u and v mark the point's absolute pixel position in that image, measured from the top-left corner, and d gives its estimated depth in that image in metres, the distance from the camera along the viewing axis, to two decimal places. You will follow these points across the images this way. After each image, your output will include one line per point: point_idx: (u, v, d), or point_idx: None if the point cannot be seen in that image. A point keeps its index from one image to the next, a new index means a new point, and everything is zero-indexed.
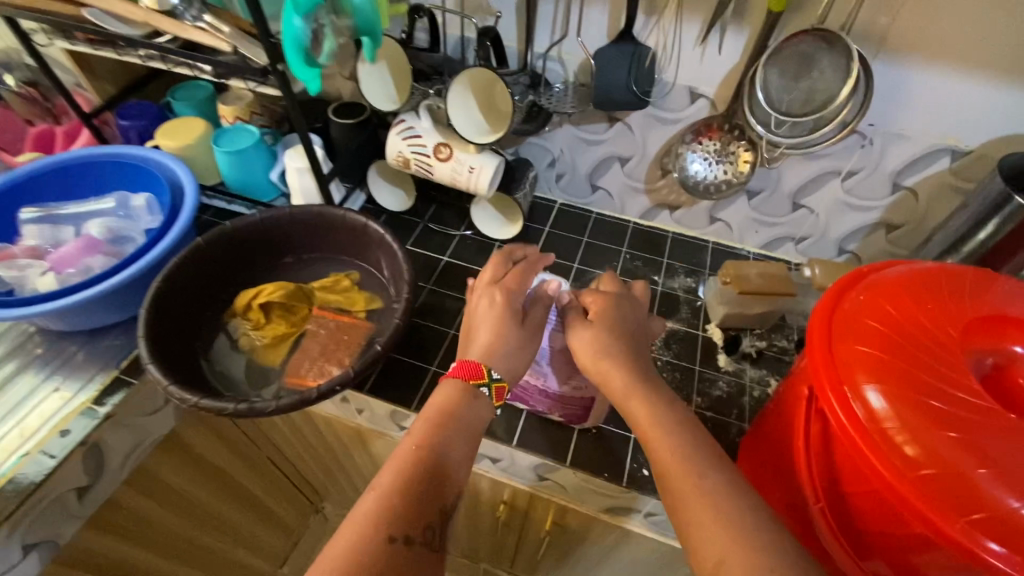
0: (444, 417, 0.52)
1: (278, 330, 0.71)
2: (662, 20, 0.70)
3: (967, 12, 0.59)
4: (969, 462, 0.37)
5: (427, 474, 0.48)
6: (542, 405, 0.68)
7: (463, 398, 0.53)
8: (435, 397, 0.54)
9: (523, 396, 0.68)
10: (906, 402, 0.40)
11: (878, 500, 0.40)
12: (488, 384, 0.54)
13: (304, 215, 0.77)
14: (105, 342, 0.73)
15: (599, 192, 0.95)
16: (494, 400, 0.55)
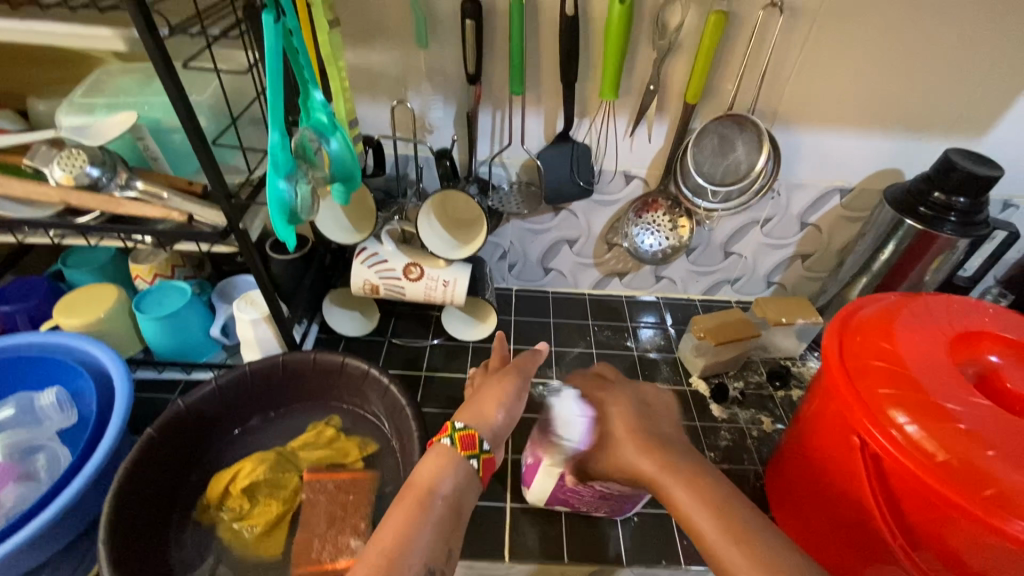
0: (420, 495, 0.43)
1: (269, 512, 0.61)
2: (593, 119, 0.76)
3: (833, 91, 0.73)
4: (1015, 472, 0.42)
5: (403, 557, 0.39)
6: (590, 505, 0.65)
7: (434, 462, 0.45)
8: (417, 472, 0.45)
9: (566, 499, 0.64)
10: (942, 430, 0.45)
11: (949, 520, 0.45)
12: (452, 435, 0.47)
13: (269, 370, 0.69)
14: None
15: (552, 273, 0.98)
16: (464, 452, 0.46)
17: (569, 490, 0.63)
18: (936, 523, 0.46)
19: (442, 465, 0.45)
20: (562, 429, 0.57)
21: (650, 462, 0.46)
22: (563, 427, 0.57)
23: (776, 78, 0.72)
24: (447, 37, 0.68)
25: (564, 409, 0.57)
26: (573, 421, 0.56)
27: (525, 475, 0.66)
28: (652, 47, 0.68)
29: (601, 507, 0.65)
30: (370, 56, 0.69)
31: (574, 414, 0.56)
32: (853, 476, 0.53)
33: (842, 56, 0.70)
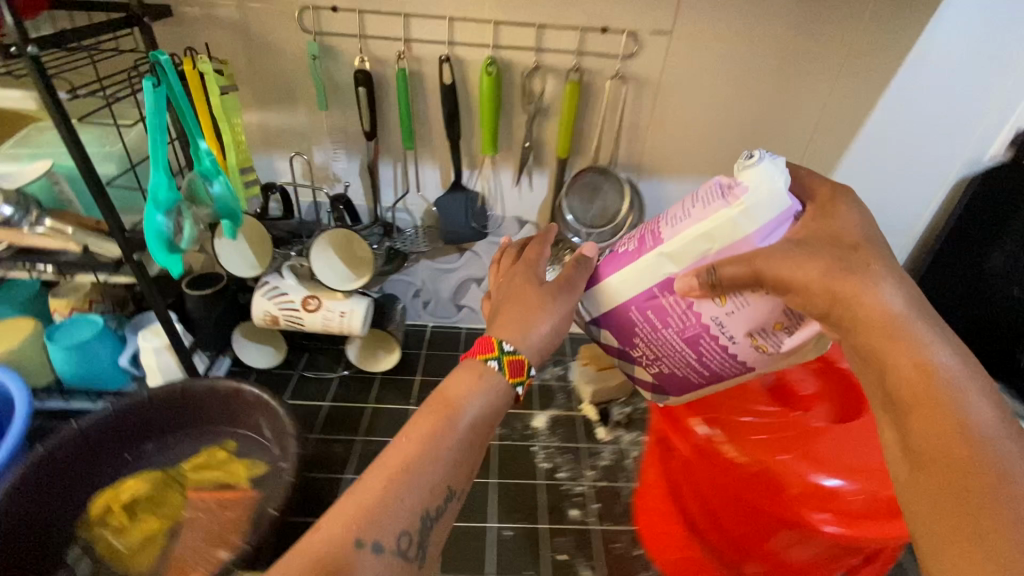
0: (443, 407, 0.47)
1: (147, 528, 0.64)
2: (482, 171, 0.86)
3: (684, 148, 0.85)
4: (773, 453, 0.49)
5: (416, 473, 0.44)
6: (656, 348, 0.52)
7: (472, 380, 0.48)
8: (449, 383, 0.49)
9: (652, 335, 0.52)
10: (746, 444, 0.51)
11: (745, 509, 0.53)
12: (499, 357, 0.49)
13: (166, 395, 0.73)
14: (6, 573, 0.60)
15: (464, 309, 1.05)
16: (510, 377, 0.49)
17: (646, 308, 0.51)
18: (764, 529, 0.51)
19: (477, 377, 0.49)
20: (748, 192, 0.43)
21: (847, 287, 0.41)
22: (746, 195, 0.43)
23: (634, 137, 0.83)
24: (346, 100, 0.78)
25: (766, 174, 0.43)
26: (773, 193, 0.43)
27: (614, 260, 0.53)
28: (523, 111, 0.80)
29: (661, 359, 0.53)
30: (281, 117, 0.80)
31: (783, 187, 0.43)
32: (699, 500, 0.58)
33: (687, 119, 0.82)
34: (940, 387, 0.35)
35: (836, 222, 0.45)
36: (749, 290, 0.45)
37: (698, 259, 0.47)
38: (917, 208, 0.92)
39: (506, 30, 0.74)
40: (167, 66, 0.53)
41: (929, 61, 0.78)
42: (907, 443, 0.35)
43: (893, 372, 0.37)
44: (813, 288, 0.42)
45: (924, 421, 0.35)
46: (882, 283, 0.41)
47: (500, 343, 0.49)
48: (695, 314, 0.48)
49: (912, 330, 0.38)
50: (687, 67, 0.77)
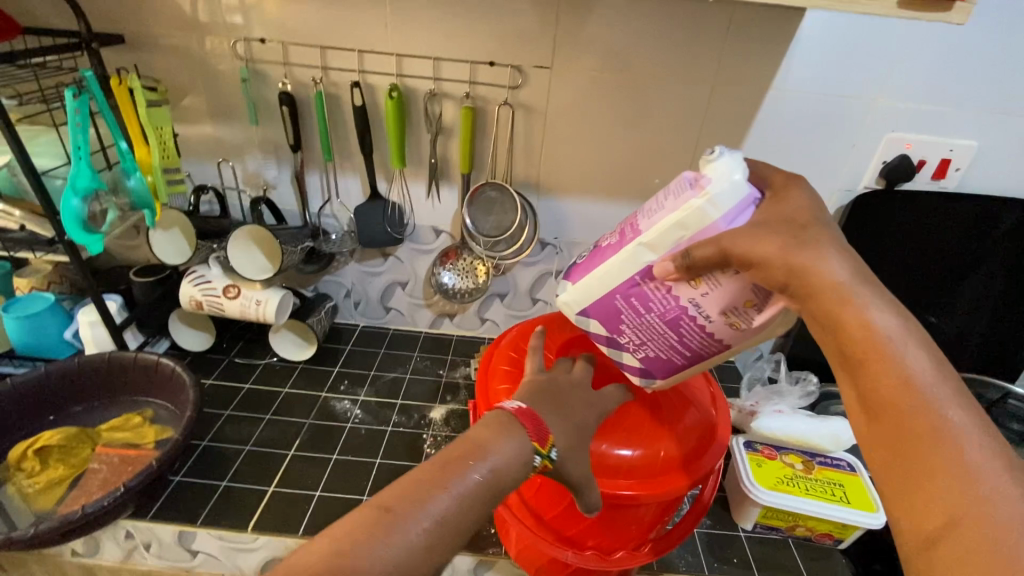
0: (469, 450, 0.46)
1: (53, 473, 0.74)
2: (397, 182, 0.97)
3: (576, 170, 0.94)
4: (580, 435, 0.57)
5: (429, 503, 0.41)
6: (642, 333, 0.51)
7: (501, 434, 0.48)
8: (478, 431, 0.48)
9: (635, 324, 0.51)
10: None
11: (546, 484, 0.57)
12: (543, 454, 0.49)
13: (95, 362, 0.84)
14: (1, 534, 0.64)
15: (392, 311, 1.13)
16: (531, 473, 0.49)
17: (626, 296, 0.50)
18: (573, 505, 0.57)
19: (517, 447, 0.47)
20: (710, 183, 0.43)
21: (799, 260, 0.40)
22: (712, 184, 0.43)
23: (527, 159, 0.93)
24: (276, 117, 0.91)
25: (727, 166, 0.43)
26: (733, 183, 0.43)
27: (582, 266, 0.53)
28: (427, 132, 0.91)
29: (648, 345, 0.52)
30: (221, 130, 0.93)
31: (741, 176, 0.43)
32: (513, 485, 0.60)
33: (574, 145, 0.92)
34: (883, 345, 0.37)
35: (790, 205, 0.44)
36: (724, 272, 0.44)
37: (673, 246, 0.46)
38: None
39: (408, 61, 0.86)
40: (91, 81, 0.67)
41: (790, 96, 0.86)
42: (863, 395, 0.38)
43: (843, 334, 0.38)
44: (774, 264, 0.41)
45: (874, 379, 0.37)
46: (829, 253, 0.40)
47: (550, 447, 0.49)
48: (674, 297, 0.47)
49: (855, 293, 0.39)
50: (568, 97, 0.88)
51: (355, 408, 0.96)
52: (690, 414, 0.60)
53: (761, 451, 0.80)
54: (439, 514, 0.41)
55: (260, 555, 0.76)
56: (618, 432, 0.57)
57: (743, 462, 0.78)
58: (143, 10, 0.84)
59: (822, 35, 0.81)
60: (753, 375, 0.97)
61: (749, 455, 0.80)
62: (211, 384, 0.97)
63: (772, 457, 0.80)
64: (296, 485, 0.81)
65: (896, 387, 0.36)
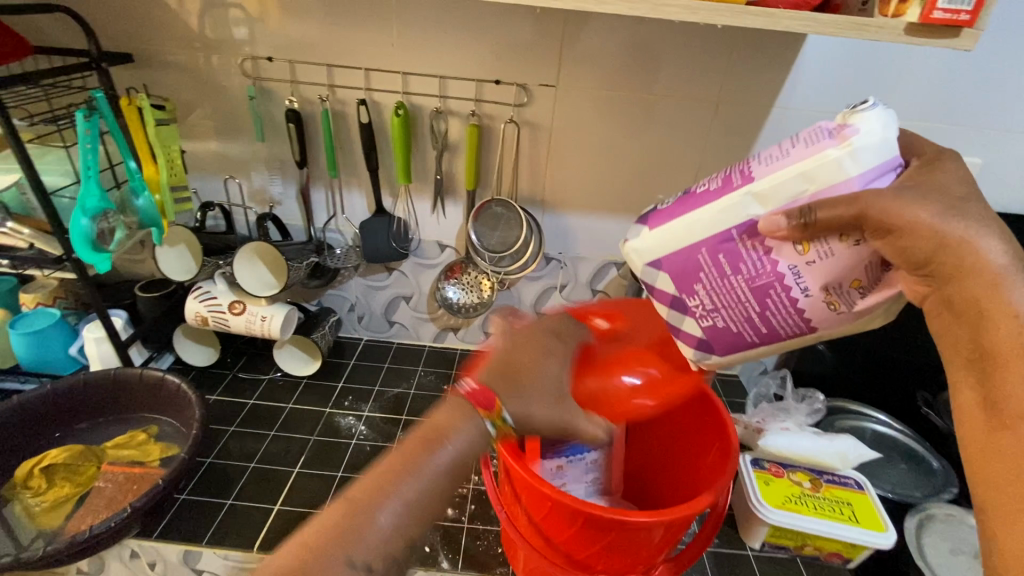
0: (429, 436, 0.45)
1: (60, 492, 0.73)
2: (402, 199, 0.97)
3: (582, 186, 0.94)
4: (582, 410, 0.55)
5: (388, 496, 0.42)
6: (717, 296, 0.43)
7: (459, 416, 0.46)
8: (437, 414, 0.47)
9: (716, 287, 0.43)
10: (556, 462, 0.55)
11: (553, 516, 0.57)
12: (496, 425, 0.46)
13: (101, 378, 0.84)
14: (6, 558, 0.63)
15: (395, 325, 1.13)
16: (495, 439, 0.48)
17: (711, 253, 0.43)
18: (581, 534, 0.57)
19: (468, 426, 0.46)
20: (859, 134, 0.38)
21: (955, 237, 0.38)
22: (862, 134, 0.38)
23: (533, 174, 0.94)
24: (282, 134, 0.92)
25: (879, 119, 0.38)
26: (884, 142, 0.38)
27: (659, 214, 0.46)
28: (433, 148, 0.91)
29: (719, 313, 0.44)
30: (227, 147, 0.94)
31: (891, 138, 0.38)
32: (525, 512, 0.61)
33: (580, 160, 0.92)
34: None
35: (939, 177, 0.40)
36: (838, 234, 0.39)
37: (788, 202, 0.40)
38: None
39: (414, 80, 0.87)
40: (102, 103, 0.67)
41: (795, 114, 0.86)
42: (991, 399, 0.38)
43: (992, 330, 0.38)
44: (921, 229, 0.38)
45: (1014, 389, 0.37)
46: (989, 236, 0.39)
47: (504, 412, 0.46)
48: (771, 261, 0.41)
49: (1012, 287, 0.38)
50: (574, 115, 0.88)
51: (360, 425, 0.95)
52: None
53: (769, 469, 0.80)
54: (401, 504, 0.43)
55: None
56: (613, 369, 0.53)
57: (751, 480, 0.78)
58: (153, 30, 0.85)
59: (827, 54, 0.81)
60: (759, 391, 0.97)
61: (756, 473, 0.79)
62: (216, 399, 0.97)
63: (780, 475, 0.79)
64: (301, 504, 0.81)
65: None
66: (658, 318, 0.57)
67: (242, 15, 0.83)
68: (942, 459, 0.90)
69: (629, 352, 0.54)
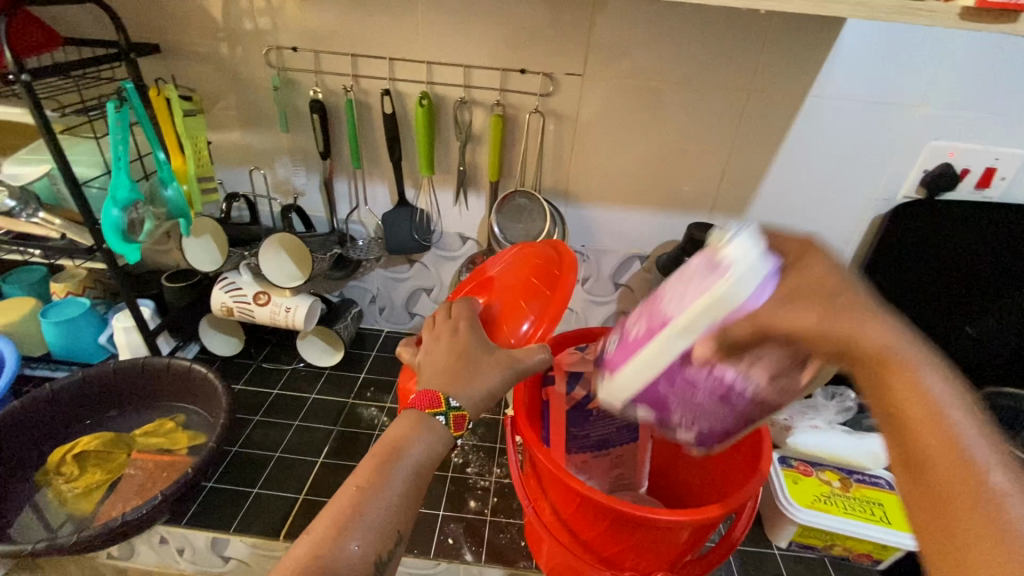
0: (388, 451, 0.51)
1: (92, 478, 0.75)
2: (424, 190, 0.97)
3: (606, 177, 0.93)
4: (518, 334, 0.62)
5: (363, 509, 0.47)
6: (692, 412, 0.46)
7: (412, 427, 0.52)
8: (389, 431, 0.53)
9: (679, 398, 0.45)
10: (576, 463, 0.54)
11: (580, 509, 0.56)
12: (445, 413, 0.53)
13: (129, 368, 0.85)
14: (42, 542, 0.64)
15: (416, 317, 1.13)
16: (453, 431, 0.54)
17: (674, 379, 0.44)
18: (609, 529, 0.56)
19: (421, 430, 0.52)
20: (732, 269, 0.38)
21: (847, 327, 0.37)
22: (734, 270, 0.38)
23: (557, 166, 0.92)
24: (306, 124, 0.92)
25: (746, 246, 0.38)
26: (749, 264, 0.38)
27: (612, 356, 0.49)
28: (456, 139, 0.90)
29: (699, 421, 0.48)
30: (251, 137, 0.94)
31: (761, 261, 0.38)
32: (551, 505, 0.60)
33: (606, 151, 0.90)
34: (942, 417, 0.33)
35: (816, 272, 0.39)
36: (763, 346, 0.40)
37: (709, 331, 0.40)
38: (839, 241, 0.96)
39: (438, 70, 0.86)
40: (132, 93, 0.67)
41: (829, 103, 0.83)
42: (916, 467, 0.33)
43: (899, 400, 0.35)
44: (814, 334, 0.37)
45: (940, 449, 0.32)
46: (875, 316, 0.37)
47: (447, 399, 0.54)
48: (718, 376, 0.43)
49: (910, 363, 0.35)
50: (600, 105, 0.86)
51: (382, 416, 0.96)
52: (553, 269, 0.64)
53: (797, 467, 0.78)
54: (372, 520, 0.47)
55: None
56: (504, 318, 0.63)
57: (779, 478, 0.76)
58: (179, 20, 0.85)
59: (866, 41, 0.78)
60: None
61: (784, 472, 0.77)
62: (241, 388, 0.98)
63: (809, 474, 0.77)
64: (326, 494, 0.81)
65: (957, 467, 0.32)
66: (529, 260, 0.67)
67: (267, 3, 0.83)
68: None
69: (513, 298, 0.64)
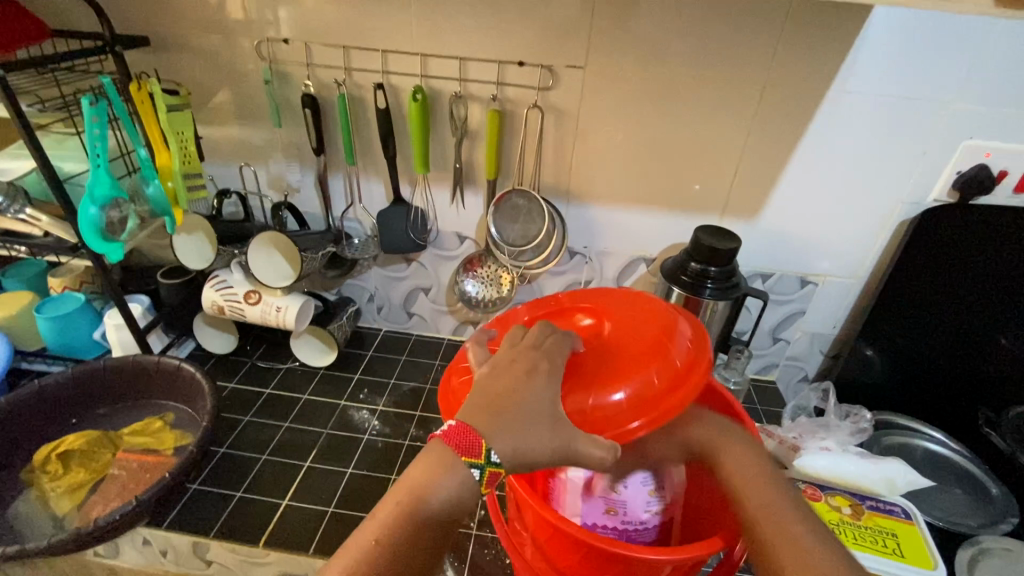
0: (410, 498, 0.44)
1: (76, 477, 0.74)
2: (420, 187, 0.93)
3: (610, 176, 0.88)
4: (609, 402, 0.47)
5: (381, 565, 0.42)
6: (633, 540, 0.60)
7: (435, 469, 0.45)
8: (413, 472, 0.45)
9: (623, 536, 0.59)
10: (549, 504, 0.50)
11: (559, 540, 0.52)
12: (481, 468, 0.44)
13: (119, 365, 0.85)
14: (16, 545, 0.64)
15: (414, 317, 1.10)
16: (483, 486, 0.45)
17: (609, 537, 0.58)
18: (588, 558, 0.52)
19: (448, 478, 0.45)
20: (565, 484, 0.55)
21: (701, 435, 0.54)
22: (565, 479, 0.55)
23: (558, 164, 0.88)
24: (298, 118, 0.89)
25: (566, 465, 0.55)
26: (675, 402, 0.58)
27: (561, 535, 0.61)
28: (452, 135, 0.86)
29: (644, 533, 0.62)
30: (245, 132, 0.92)
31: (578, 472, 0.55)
32: (529, 531, 0.57)
33: (609, 148, 0.85)
34: (752, 483, 0.48)
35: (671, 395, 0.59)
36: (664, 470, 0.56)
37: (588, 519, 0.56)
38: (860, 247, 0.90)
39: (433, 62, 0.82)
40: (110, 89, 0.65)
41: (852, 99, 0.77)
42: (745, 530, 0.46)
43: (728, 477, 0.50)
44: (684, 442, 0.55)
45: (756, 491, 0.47)
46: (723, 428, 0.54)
47: (488, 451, 0.44)
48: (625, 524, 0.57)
49: (731, 448, 0.52)
50: (603, 101, 0.82)
51: (373, 419, 0.93)
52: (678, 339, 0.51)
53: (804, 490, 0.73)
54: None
55: (272, 570, 0.75)
56: (601, 380, 0.49)
57: None
58: (169, 11, 0.82)
59: (894, 32, 0.72)
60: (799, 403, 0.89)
61: None
62: (234, 387, 0.97)
63: (817, 499, 0.72)
64: (310, 500, 0.79)
65: (771, 520, 0.45)
66: (640, 304, 0.56)
67: None
68: (1002, 484, 0.80)
69: (620, 360, 0.50)
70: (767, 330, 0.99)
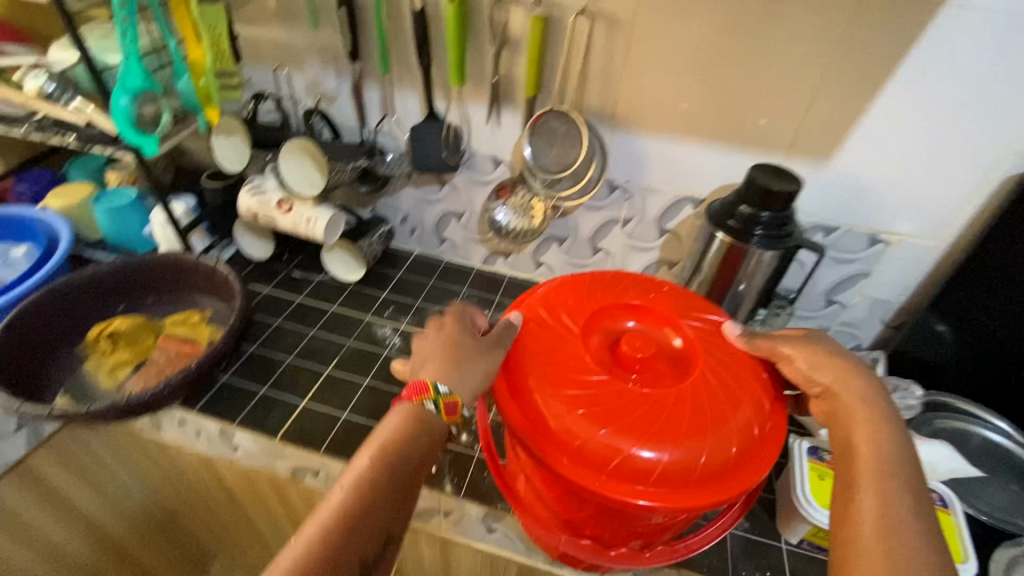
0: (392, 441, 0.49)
1: (121, 356, 0.82)
2: (455, 102, 0.88)
3: (660, 102, 0.79)
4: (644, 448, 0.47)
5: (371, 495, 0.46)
6: None
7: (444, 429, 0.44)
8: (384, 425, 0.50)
9: None
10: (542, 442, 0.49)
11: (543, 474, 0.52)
12: (435, 400, 0.50)
13: (163, 259, 0.90)
14: (63, 407, 0.70)
15: (446, 243, 1.09)
16: (447, 416, 0.51)
17: None
18: (569, 493, 0.51)
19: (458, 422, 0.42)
20: None
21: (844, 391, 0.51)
22: None
23: (604, 84, 0.80)
24: (335, 20, 0.84)
25: None
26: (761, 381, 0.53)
27: None
28: (491, 44, 0.80)
29: None
30: (284, 33, 0.89)
31: None
32: (521, 466, 0.56)
33: (664, 66, 0.75)
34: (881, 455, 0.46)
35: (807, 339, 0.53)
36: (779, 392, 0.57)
37: None
38: (952, 205, 0.77)
39: None
40: None
41: (977, 17, 0.62)
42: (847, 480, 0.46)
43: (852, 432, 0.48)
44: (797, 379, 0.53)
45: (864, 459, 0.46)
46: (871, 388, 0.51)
47: (434, 385, 0.50)
48: None
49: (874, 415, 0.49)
50: (661, 9, 0.71)
51: (395, 337, 0.95)
52: (750, 414, 0.50)
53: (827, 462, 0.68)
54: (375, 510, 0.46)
55: None
56: (647, 429, 0.48)
57: (801, 472, 0.67)
58: None
59: None
60: None
61: (810, 465, 0.68)
62: (269, 292, 1.01)
63: None
64: (328, 405, 0.83)
65: (873, 483, 0.44)
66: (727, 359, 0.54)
67: None
68: None
69: (682, 411, 0.49)
70: (820, 290, 0.90)
